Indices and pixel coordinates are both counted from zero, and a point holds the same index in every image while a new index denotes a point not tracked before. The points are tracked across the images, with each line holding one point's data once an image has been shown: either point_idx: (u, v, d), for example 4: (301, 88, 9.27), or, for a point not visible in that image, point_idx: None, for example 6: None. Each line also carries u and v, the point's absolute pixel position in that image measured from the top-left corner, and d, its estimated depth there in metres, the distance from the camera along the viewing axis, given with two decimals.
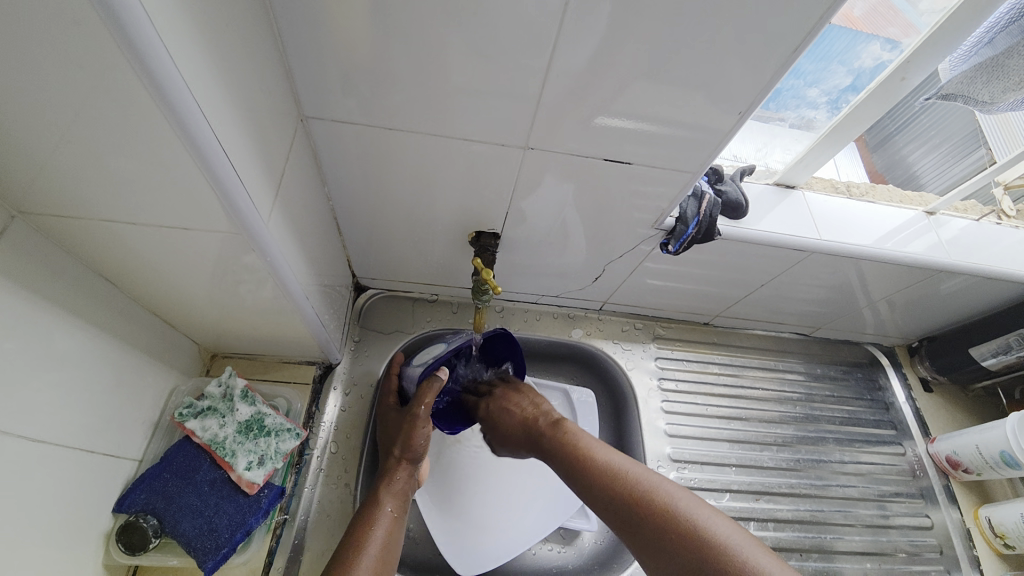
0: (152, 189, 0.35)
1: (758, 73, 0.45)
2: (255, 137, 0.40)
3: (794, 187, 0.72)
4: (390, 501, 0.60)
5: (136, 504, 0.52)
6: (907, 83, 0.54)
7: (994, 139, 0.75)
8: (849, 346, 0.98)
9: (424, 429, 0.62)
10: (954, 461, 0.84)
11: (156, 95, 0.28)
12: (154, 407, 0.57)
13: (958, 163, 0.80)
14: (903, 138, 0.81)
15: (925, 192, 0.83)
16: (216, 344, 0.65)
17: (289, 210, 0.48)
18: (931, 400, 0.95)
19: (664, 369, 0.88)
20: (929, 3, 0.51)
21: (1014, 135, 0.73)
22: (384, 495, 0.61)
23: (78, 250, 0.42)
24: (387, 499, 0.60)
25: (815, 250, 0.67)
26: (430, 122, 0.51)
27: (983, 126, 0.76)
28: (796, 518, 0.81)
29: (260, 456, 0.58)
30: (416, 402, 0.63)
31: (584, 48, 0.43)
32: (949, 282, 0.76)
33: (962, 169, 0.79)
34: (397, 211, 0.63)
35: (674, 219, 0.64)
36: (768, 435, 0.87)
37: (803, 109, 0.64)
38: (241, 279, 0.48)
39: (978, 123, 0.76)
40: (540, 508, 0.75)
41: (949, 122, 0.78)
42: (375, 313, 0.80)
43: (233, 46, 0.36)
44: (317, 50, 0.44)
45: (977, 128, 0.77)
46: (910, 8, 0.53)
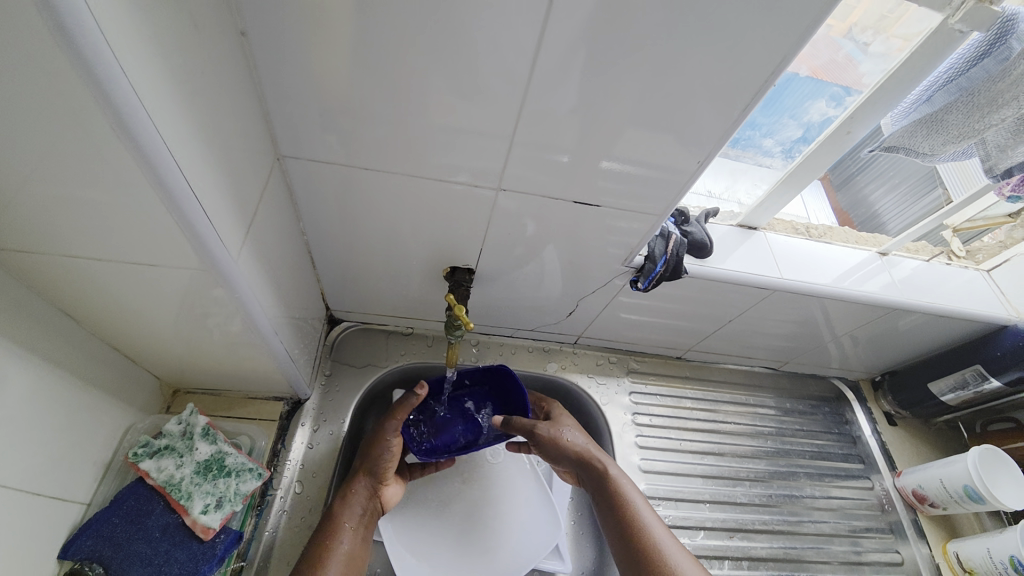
0: (118, 225, 0.35)
1: (714, 124, 0.49)
2: (228, 174, 0.40)
3: (756, 228, 0.75)
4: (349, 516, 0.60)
5: (81, 551, 0.48)
6: (852, 136, 0.58)
7: (950, 180, 0.80)
8: (816, 380, 1.01)
9: (391, 442, 0.64)
10: (920, 495, 0.86)
11: (128, 134, 0.29)
12: (106, 446, 0.54)
13: (915, 204, 0.85)
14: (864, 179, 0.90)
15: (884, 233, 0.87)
16: (179, 379, 0.62)
17: (260, 245, 0.48)
18: (896, 434, 0.97)
19: (639, 403, 0.89)
20: (874, 61, 0.56)
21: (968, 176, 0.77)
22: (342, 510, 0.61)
23: (35, 283, 0.41)
24: (343, 514, 0.60)
25: (778, 288, 0.70)
26: (406, 161, 0.52)
27: (939, 169, 0.82)
28: (770, 555, 0.80)
29: (218, 498, 0.55)
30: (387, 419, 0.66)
31: (552, 96, 0.46)
32: (905, 319, 0.79)
33: (920, 209, 0.84)
34: (371, 245, 0.63)
35: (643, 257, 0.66)
36: (741, 470, 0.87)
37: (760, 156, 0.70)
38: (207, 313, 0.47)
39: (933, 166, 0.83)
40: (517, 548, 0.72)
41: (907, 165, 0.87)
42: (348, 346, 0.79)
43: (210, 88, 0.37)
44: (295, 90, 0.46)
45: (934, 171, 0.83)
46: (860, 62, 0.57)
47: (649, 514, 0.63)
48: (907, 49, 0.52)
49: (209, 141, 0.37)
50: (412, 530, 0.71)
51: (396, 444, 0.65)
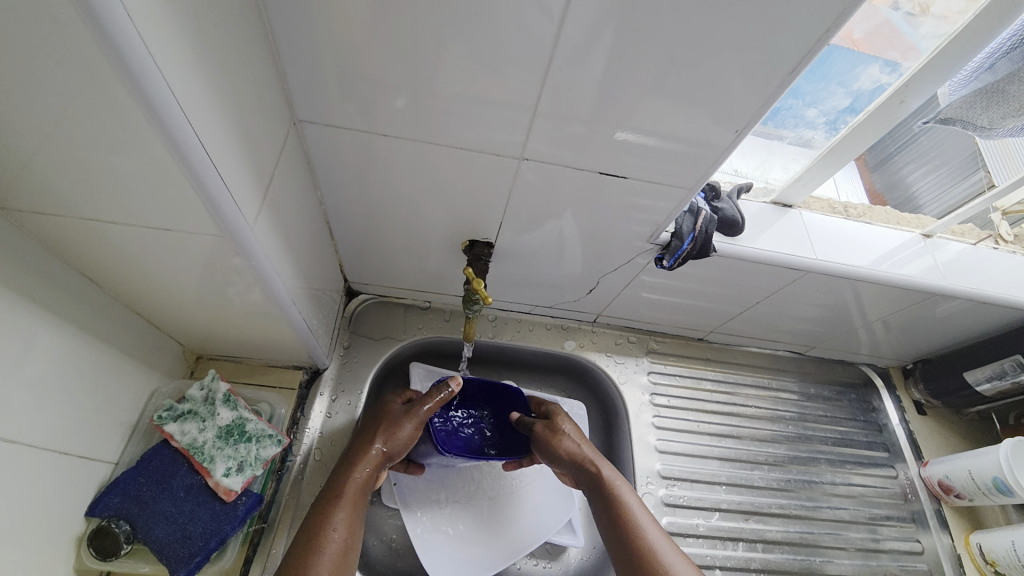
0: (133, 189, 0.35)
1: (755, 90, 0.45)
2: (242, 139, 0.39)
3: (791, 206, 0.71)
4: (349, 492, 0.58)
5: (109, 508, 0.51)
6: (906, 107, 0.54)
7: (994, 163, 0.75)
8: (844, 366, 0.98)
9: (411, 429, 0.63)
10: (946, 485, 0.84)
11: (139, 94, 0.28)
12: (132, 408, 0.56)
13: (956, 186, 0.79)
14: (904, 158, 0.81)
15: (922, 214, 0.82)
16: (202, 345, 0.63)
17: (277, 214, 0.47)
18: (924, 423, 0.94)
19: (657, 384, 0.87)
20: (930, 27, 0.51)
21: (1014, 161, 0.74)
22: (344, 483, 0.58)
23: (56, 246, 0.41)
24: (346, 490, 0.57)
25: (811, 269, 0.67)
26: (426, 129, 0.50)
27: (982, 148, 0.76)
28: (785, 540, 0.80)
29: (240, 462, 0.56)
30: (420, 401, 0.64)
31: (582, 61, 0.43)
32: (944, 305, 0.76)
33: (962, 190, 0.78)
34: (389, 217, 0.62)
35: (670, 234, 0.63)
36: (760, 454, 0.86)
37: (801, 128, 0.64)
38: (226, 281, 0.47)
39: (977, 145, 0.77)
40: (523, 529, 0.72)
41: (949, 144, 0.79)
42: (366, 318, 0.79)
43: (221, 45, 0.35)
44: (311, 52, 0.44)
45: (976, 150, 0.77)
46: (912, 31, 0.52)
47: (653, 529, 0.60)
48: (968, 15, 0.48)
49: (222, 105, 0.36)
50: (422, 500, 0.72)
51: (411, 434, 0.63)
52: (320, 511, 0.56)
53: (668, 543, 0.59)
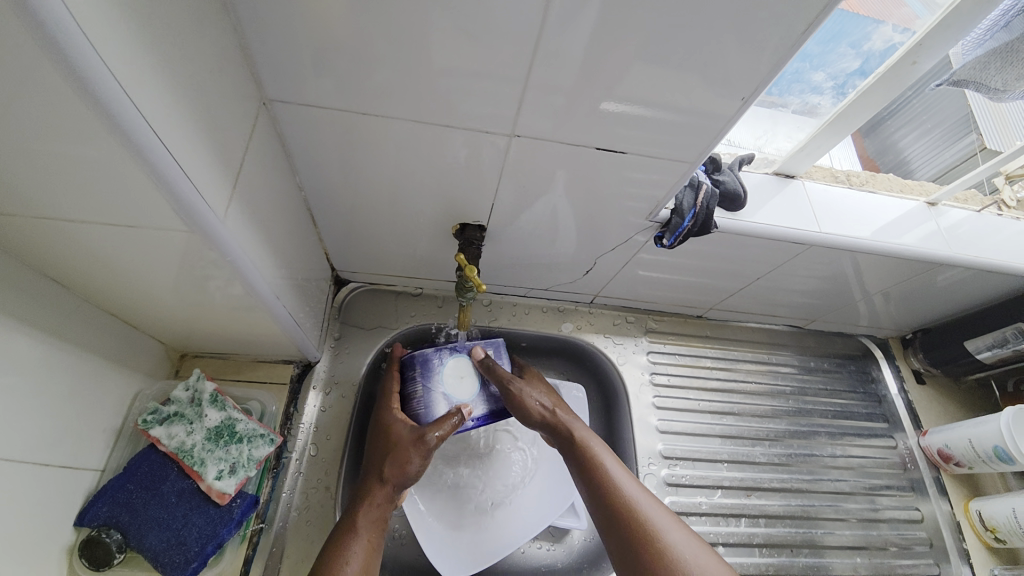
0: (87, 186, 0.31)
1: (759, 55, 0.42)
2: (205, 125, 0.36)
3: (793, 177, 0.69)
4: (367, 526, 0.54)
5: (99, 517, 0.49)
6: (918, 68, 0.51)
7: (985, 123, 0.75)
8: (843, 338, 0.97)
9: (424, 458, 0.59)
10: (945, 454, 0.84)
11: (76, 77, 0.24)
12: (115, 413, 0.53)
13: (947, 149, 0.79)
14: (895, 122, 0.79)
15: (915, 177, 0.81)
16: (185, 343, 0.61)
17: (252, 206, 0.44)
18: (923, 392, 0.94)
19: (657, 363, 0.86)
20: None
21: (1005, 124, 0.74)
22: (359, 518, 0.55)
23: (12, 249, 0.38)
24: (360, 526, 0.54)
25: (814, 243, 0.65)
26: (408, 107, 0.47)
27: (973, 107, 0.76)
28: (787, 514, 0.80)
29: (232, 464, 0.55)
30: (430, 428, 0.60)
31: (575, 27, 0.39)
32: (945, 274, 0.74)
33: (952, 154, 0.79)
34: (374, 202, 0.59)
35: (670, 211, 0.61)
36: (761, 429, 0.86)
37: (807, 95, 0.61)
38: (203, 277, 0.44)
39: (969, 107, 0.76)
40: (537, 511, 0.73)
41: (941, 108, 0.77)
42: (356, 307, 0.77)
43: (172, 19, 0.31)
44: (278, 24, 0.40)
45: (968, 113, 0.77)
46: None
47: (649, 502, 0.56)
48: None
49: (178, 87, 0.32)
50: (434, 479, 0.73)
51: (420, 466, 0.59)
52: (334, 543, 0.53)
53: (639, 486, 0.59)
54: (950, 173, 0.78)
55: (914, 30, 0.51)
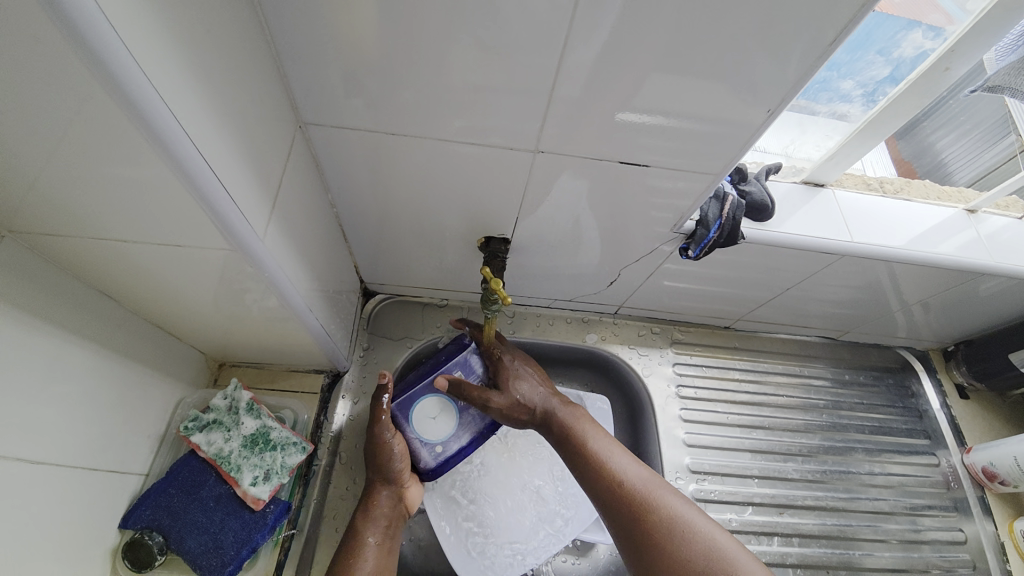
0: (141, 207, 0.34)
1: (785, 67, 0.42)
2: (247, 147, 0.38)
3: (823, 185, 0.67)
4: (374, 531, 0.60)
5: (142, 520, 0.51)
6: (952, 74, 0.50)
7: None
8: (880, 350, 0.94)
9: (392, 445, 0.63)
10: (990, 473, 0.80)
11: (136, 110, 0.26)
12: (159, 420, 0.56)
13: (986, 150, 0.76)
14: (932, 124, 0.75)
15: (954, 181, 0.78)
16: (223, 353, 0.64)
17: (287, 223, 0.47)
18: (967, 407, 0.90)
19: (683, 375, 0.85)
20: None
21: None
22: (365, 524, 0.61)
23: (72, 267, 0.41)
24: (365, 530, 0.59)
25: (846, 253, 0.63)
26: (436, 126, 0.48)
27: (1012, 112, 0.73)
28: (821, 532, 0.77)
29: (266, 471, 0.57)
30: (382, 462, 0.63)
31: (598, 43, 0.40)
32: (988, 284, 0.71)
33: (991, 156, 0.76)
34: (402, 216, 0.61)
35: (695, 222, 0.61)
36: (793, 445, 0.83)
37: (835, 103, 0.60)
38: (242, 291, 0.46)
39: (1008, 109, 0.73)
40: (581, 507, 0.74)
41: (980, 108, 0.73)
42: (384, 318, 0.79)
43: (219, 50, 0.33)
44: (315, 51, 0.42)
45: (1006, 114, 0.73)
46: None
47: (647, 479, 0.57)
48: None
49: (225, 114, 0.35)
50: (476, 468, 0.74)
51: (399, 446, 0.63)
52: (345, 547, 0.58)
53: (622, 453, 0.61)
54: (988, 177, 0.76)
55: (947, 35, 0.49)
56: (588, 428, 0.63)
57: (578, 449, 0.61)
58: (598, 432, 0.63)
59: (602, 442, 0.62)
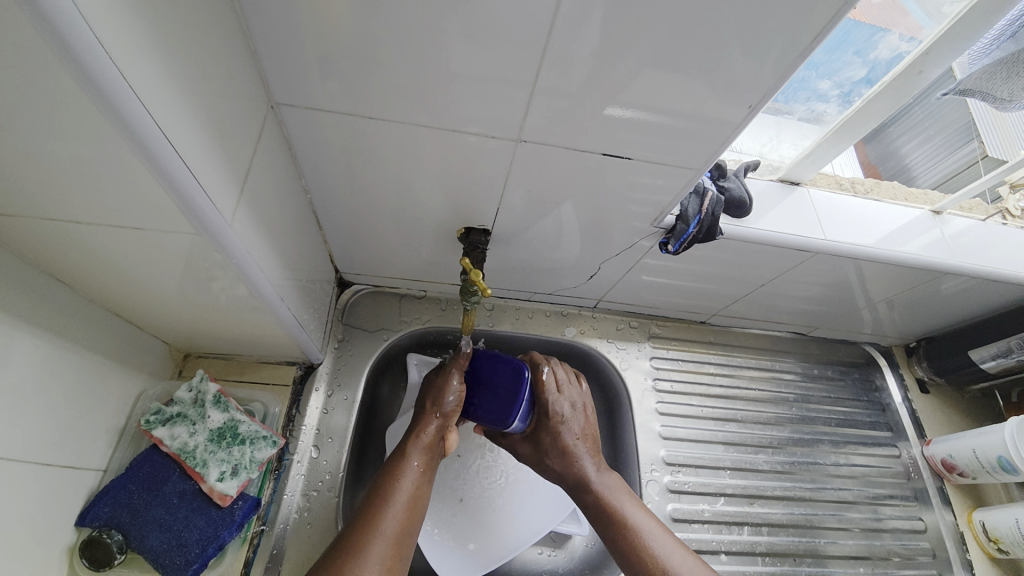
0: (96, 188, 0.32)
1: (767, 66, 0.42)
2: (214, 127, 0.36)
3: (798, 184, 0.69)
4: (418, 454, 0.58)
5: (100, 518, 0.49)
6: (923, 78, 0.51)
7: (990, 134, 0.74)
8: (847, 346, 0.97)
9: (454, 387, 0.61)
10: (949, 464, 0.84)
11: (89, 80, 0.24)
12: (118, 413, 0.53)
13: (952, 154, 0.78)
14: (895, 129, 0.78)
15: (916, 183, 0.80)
16: (189, 344, 0.61)
17: (258, 208, 0.45)
18: (927, 401, 0.94)
19: (659, 369, 0.86)
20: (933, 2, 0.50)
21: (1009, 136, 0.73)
22: (412, 447, 0.58)
23: (20, 251, 0.38)
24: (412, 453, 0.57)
25: (819, 251, 0.65)
26: (415, 112, 0.47)
27: (974, 114, 0.76)
28: (790, 522, 0.80)
29: (234, 466, 0.55)
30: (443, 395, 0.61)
31: (581, 33, 0.39)
32: (949, 283, 0.74)
33: (954, 161, 0.78)
34: (379, 205, 0.59)
35: (675, 217, 0.61)
36: (764, 437, 0.85)
37: (813, 102, 0.61)
38: (208, 278, 0.44)
39: (970, 113, 0.76)
40: (508, 528, 0.71)
41: (944, 113, 0.78)
42: (359, 309, 0.77)
43: (184, 22, 0.31)
44: (288, 27, 0.40)
45: (971, 118, 0.76)
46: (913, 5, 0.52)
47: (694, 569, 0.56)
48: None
49: (190, 90, 0.33)
50: (452, 466, 0.74)
51: (457, 392, 0.61)
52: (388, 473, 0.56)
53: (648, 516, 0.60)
54: (956, 180, 0.77)
55: (921, 39, 0.50)
56: (620, 497, 0.60)
57: (622, 533, 0.58)
58: (640, 511, 0.60)
59: (644, 521, 0.59)
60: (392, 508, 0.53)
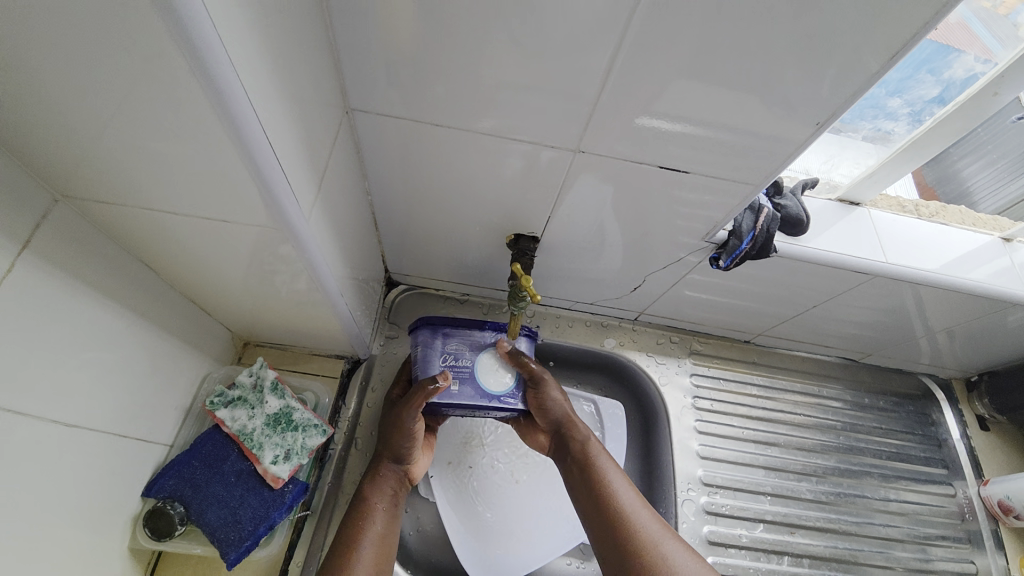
0: (196, 180, 0.35)
1: (838, 84, 0.41)
2: (301, 130, 0.38)
3: (859, 204, 0.67)
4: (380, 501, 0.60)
5: (165, 489, 0.52)
6: (999, 99, 0.50)
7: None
8: (902, 376, 0.92)
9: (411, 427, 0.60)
10: (1006, 506, 0.79)
11: (207, 84, 0.27)
12: (186, 392, 0.57)
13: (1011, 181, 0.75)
14: (960, 152, 0.72)
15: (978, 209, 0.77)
16: (249, 332, 0.65)
17: (328, 206, 0.47)
18: (988, 440, 0.88)
19: (699, 386, 0.84)
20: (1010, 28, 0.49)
21: None
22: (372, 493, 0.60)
23: (120, 236, 0.42)
24: (375, 497, 0.60)
25: (878, 274, 0.63)
26: (477, 121, 0.49)
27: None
28: (830, 555, 0.77)
29: (287, 450, 0.57)
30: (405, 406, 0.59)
31: (650, 47, 0.40)
32: (1017, 315, 0.70)
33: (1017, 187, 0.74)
34: (433, 209, 0.61)
35: (727, 232, 0.60)
36: (806, 464, 0.82)
37: (880, 121, 0.58)
38: (278, 270, 0.47)
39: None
40: (482, 552, 0.69)
41: (1010, 138, 0.71)
42: (404, 309, 0.79)
43: (284, 33, 0.34)
44: (369, 38, 0.42)
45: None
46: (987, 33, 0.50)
47: (660, 532, 0.55)
48: None
49: (285, 95, 0.35)
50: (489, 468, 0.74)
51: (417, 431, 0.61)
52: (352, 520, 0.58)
53: (613, 464, 0.62)
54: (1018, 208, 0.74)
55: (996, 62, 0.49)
56: (594, 445, 0.63)
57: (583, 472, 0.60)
58: (619, 475, 0.61)
59: (623, 485, 0.59)
60: (363, 547, 0.56)
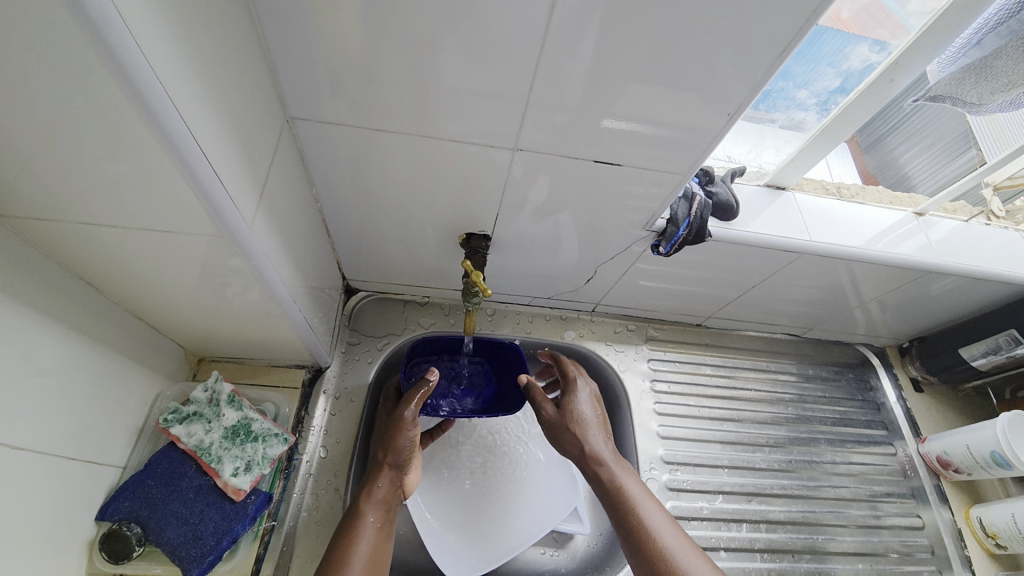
0: (132, 193, 0.35)
1: (746, 75, 0.45)
2: (237, 138, 0.39)
3: (785, 189, 0.72)
4: (373, 510, 0.58)
5: (119, 512, 0.51)
6: (895, 85, 0.54)
7: (983, 138, 0.75)
8: (841, 347, 0.99)
9: (409, 432, 0.61)
10: (945, 461, 0.85)
11: (132, 93, 0.28)
12: (138, 412, 0.56)
13: (949, 164, 0.79)
14: (895, 138, 0.80)
15: (915, 193, 0.82)
16: (203, 347, 0.64)
17: (274, 213, 0.48)
18: (921, 400, 0.95)
19: (657, 370, 0.88)
20: (917, 4, 0.51)
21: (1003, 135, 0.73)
22: (366, 505, 0.59)
23: (57, 255, 0.41)
24: (368, 508, 0.58)
25: (805, 251, 0.68)
26: (417, 123, 0.50)
27: (972, 126, 0.76)
28: (788, 519, 0.81)
29: (247, 461, 0.57)
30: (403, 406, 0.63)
31: (575, 46, 0.43)
32: (938, 283, 0.76)
33: (954, 169, 0.78)
34: (384, 213, 0.62)
35: (665, 221, 0.64)
36: (761, 436, 0.87)
37: (793, 111, 0.65)
38: (225, 281, 0.47)
39: (968, 124, 0.76)
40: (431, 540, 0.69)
41: (941, 123, 0.78)
42: (364, 315, 0.80)
43: (211, 44, 0.35)
44: (303, 47, 0.43)
45: (968, 129, 0.77)
46: (899, 9, 0.53)
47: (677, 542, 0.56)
48: None
49: (217, 105, 0.36)
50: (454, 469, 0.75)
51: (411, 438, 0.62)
52: (342, 533, 0.56)
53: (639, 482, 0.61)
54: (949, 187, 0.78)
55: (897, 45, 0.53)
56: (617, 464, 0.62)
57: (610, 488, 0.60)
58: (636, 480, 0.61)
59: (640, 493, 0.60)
60: (354, 556, 0.54)
